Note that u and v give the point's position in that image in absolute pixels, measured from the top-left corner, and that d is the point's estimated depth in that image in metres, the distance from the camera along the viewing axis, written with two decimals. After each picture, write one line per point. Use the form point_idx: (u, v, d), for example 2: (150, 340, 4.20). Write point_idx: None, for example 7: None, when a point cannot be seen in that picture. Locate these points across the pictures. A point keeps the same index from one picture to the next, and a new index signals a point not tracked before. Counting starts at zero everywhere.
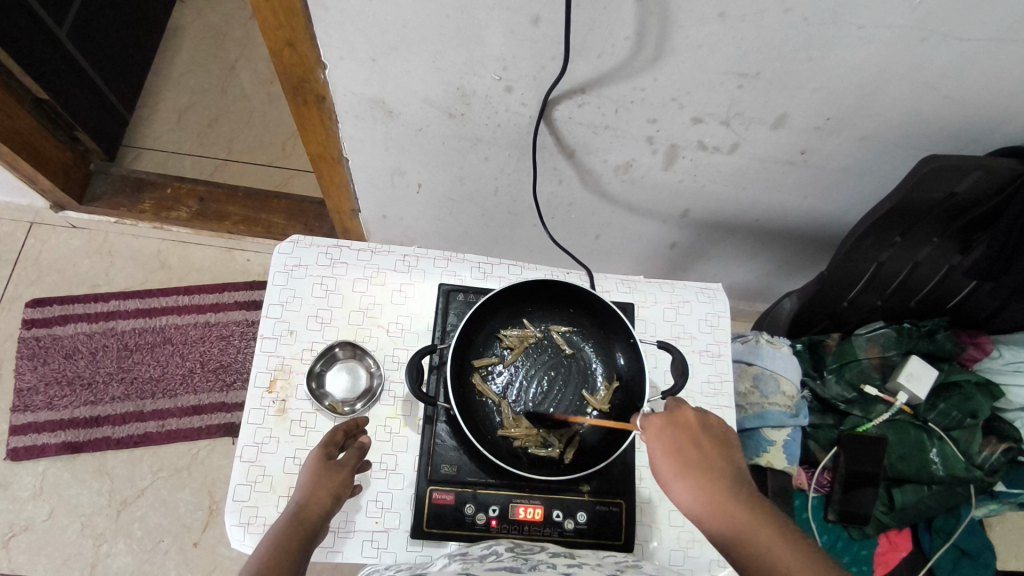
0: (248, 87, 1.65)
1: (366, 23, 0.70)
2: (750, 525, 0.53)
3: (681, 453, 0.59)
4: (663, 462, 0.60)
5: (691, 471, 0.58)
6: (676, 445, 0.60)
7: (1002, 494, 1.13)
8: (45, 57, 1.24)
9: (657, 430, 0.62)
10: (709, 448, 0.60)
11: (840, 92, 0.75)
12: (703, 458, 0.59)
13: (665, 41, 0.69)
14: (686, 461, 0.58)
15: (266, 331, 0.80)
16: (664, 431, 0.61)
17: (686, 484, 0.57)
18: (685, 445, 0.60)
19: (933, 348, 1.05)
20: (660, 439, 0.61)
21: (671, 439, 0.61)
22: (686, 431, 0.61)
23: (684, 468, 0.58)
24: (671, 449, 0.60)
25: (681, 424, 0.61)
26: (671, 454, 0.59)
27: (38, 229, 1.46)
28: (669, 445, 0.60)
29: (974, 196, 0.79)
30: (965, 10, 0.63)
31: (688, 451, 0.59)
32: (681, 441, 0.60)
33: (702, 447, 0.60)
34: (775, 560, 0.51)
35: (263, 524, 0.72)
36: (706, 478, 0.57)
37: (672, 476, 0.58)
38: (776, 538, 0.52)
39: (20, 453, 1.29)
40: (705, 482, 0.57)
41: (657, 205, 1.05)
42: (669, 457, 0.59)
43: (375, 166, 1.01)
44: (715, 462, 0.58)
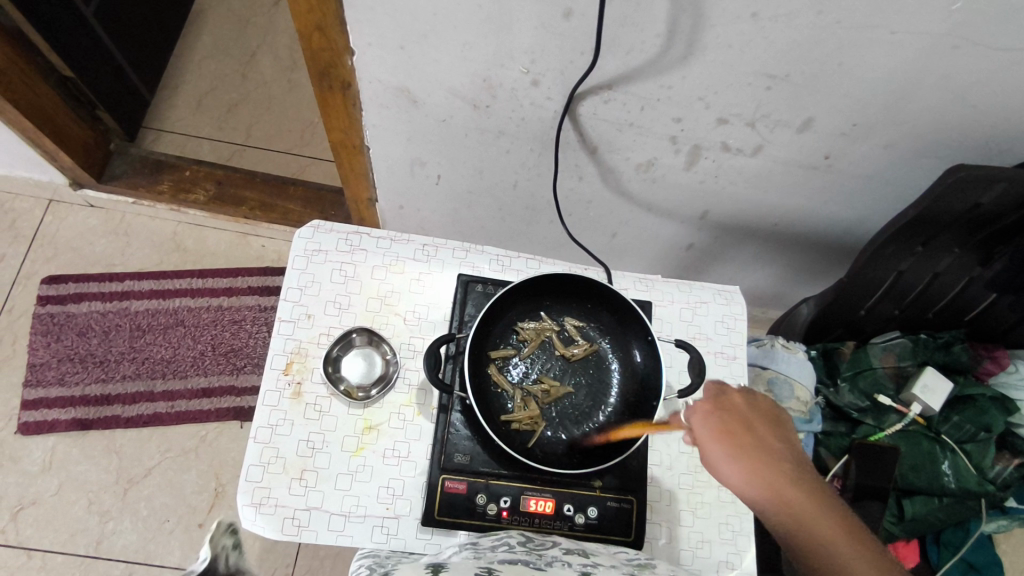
0: (269, 74, 1.66)
1: (396, 11, 0.71)
2: (804, 505, 0.57)
3: (736, 438, 0.61)
4: (715, 446, 0.61)
5: (747, 456, 0.59)
6: (727, 428, 0.61)
7: (1012, 510, 1.12)
8: (72, 35, 1.25)
9: (706, 414, 0.63)
10: (760, 429, 0.62)
11: (868, 98, 0.75)
12: (755, 440, 0.61)
13: (696, 40, 0.69)
14: (741, 447, 0.60)
15: (284, 314, 0.80)
16: (714, 415, 0.63)
17: (741, 467, 0.59)
18: (736, 428, 0.61)
19: (949, 360, 1.05)
20: (712, 424, 0.62)
21: (724, 425, 0.62)
22: (734, 413, 0.63)
23: (739, 452, 0.60)
24: (723, 433, 0.61)
25: (730, 408, 0.63)
26: (724, 438, 0.61)
27: (56, 206, 1.47)
28: (721, 429, 0.61)
29: (998, 208, 0.78)
30: (1000, 18, 0.63)
31: (740, 434, 0.61)
32: (734, 425, 0.61)
33: (752, 428, 0.62)
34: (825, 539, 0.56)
35: (275, 504, 0.72)
36: (761, 462, 0.59)
37: (727, 461, 0.60)
38: (828, 515, 0.57)
39: (30, 428, 1.30)
40: (760, 465, 0.59)
41: (676, 205, 1.04)
42: (722, 441, 0.60)
43: (396, 156, 1.01)
44: (767, 444, 0.61)
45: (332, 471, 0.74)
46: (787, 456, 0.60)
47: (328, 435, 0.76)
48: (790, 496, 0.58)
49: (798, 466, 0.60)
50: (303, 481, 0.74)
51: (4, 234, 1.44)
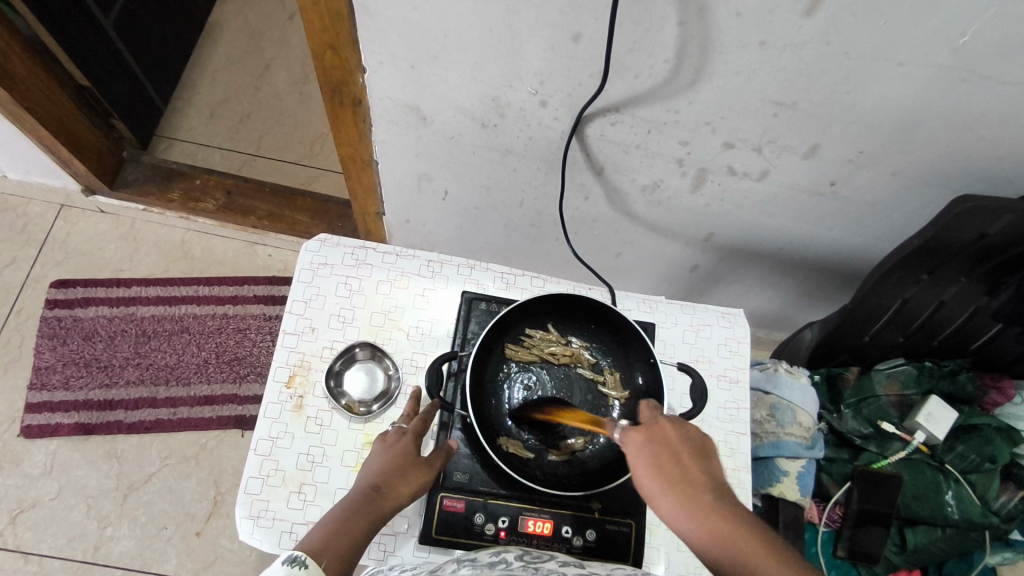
0: (282, 86, 1.68)
1: (408, 31, 0.72)
2: (738, 539, 0.54)
3: (663, 469, 0.59)
4: (648, 479, 0.59)
5: (675, 489, 0.57)
6: (658, 462, 0.59)
7: (1017, 542, 1.11)
8: (90, 45, 1.27)
9: (638, 445, 0.61)
10: (691, 461, 0.59)
11: (875, 127, 0.75)
12: (683, 472, 0.58)
13: (704, 67, 0.70)
14: (671, 479, 0.58)
15: (289, 326, 0.81)
16: (645, 445, 0.61)
17: (669, 497, 0.57)
18: (666, 461, 0.59)
19: (954, 389, 1.04)
20: (645, 457, 0.60)
21: (656, 457, 0.60)
22: (665, 444, 0.60)
23: (667, 482, 0.58)
24: (654, 465, 0.59)
25: (661, 439, 0.61)
26: (656, 471, 0.59)
27: (67, 211, 1.49)
28: (653, 462, 0.59)
29: (1004, 239, 0.78)
30: (1008, 53, 0.63)
31: (669, 466, 0.59)
32: (663, 456, 0.59)
33: (682, 458, 0.59)
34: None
35: (273, 518, 0.72)
36: (691, 496, 0.57)
37: (659, 494, 0.58)
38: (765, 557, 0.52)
39: (34, 431, 1.31)
40: (691, 498, 0.57)
41: (682, 227, 1.05)
42: (652, 472, 0.59)
43: (403, 171, 1.02)
44: (695, 476, 0.58)
45: (331, 485, 0.74)
46: (711, 486, 0.58)
47: (328, 449, 0.76)
48: (721, 528, 0.55)
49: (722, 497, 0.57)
50: (302, 494, 0.74)
51: (15, 238, 1.45)
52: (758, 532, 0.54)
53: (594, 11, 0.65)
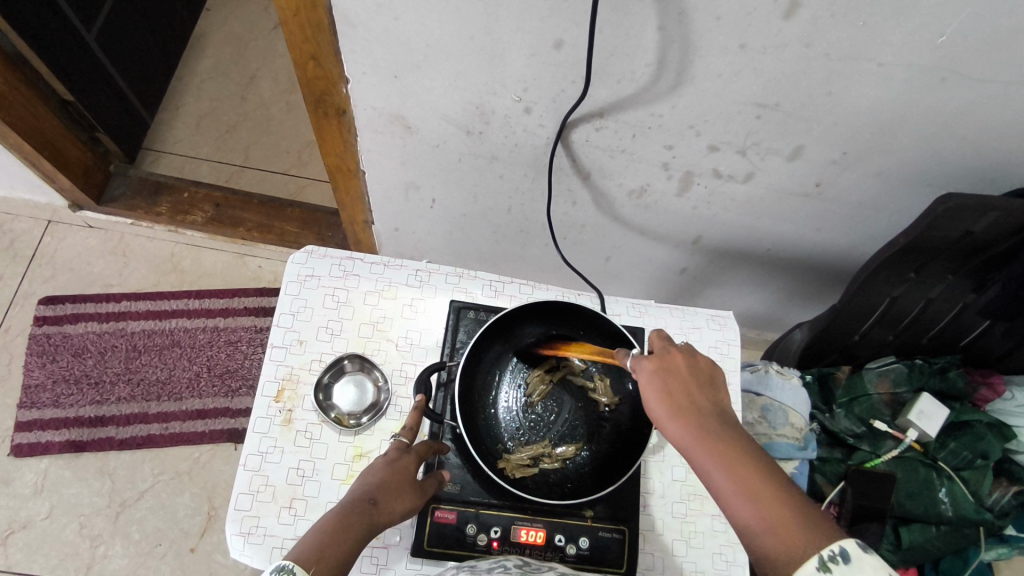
0: (268, 96, 1.68)
1: (390, 40, 0.72)
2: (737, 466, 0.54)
3: (675, 396, 0.58)
4: (658, 405, 0.58)
5: (683, 413, 0.57)
6: (670, 388, 0.59)
7: (1012, 538, 1.11)
8: (73, 60, 1.27)
9: (651, 372, 0.60)
10: (700, 391, 0.59)
11: (857, 128, 0.76)
12: (692, 398, 0.58)
13: (685, 71, 0.70)
14: (680, 404, 0.58)
15: (276, 340, 0.80)
16: (659, 373, 0.60)
17: (676, 423, 0.57)
18: (677, 386, 0.59)
19: (945, 386, 1.05)
20: (655, 383, 0.60)
21: (665, 385, 0.59)
22: (677, 372, 0.60)
23: (676, 406, 0.58)
24: (665, 390, 0.59)
25: (675, 367, 0.60)
26: (665, 398, 0.58)
27: (55, 227, 1.48)
28: (662, 388, 0.59)
29: (990, 235, 0.78)
30: (984, 52, 0.63)
31: (678, 392, 0.59)
32: (674, 385, 0.59)
33: (693, 388, 0.59)
34: (772, 511, 0.51)
35: (264, 534, 0.72)
36: (697, 422, 0.57)
37: (666, 419, 0.57)
38: (766, 483, 0.52)
39: (24, 449, 1.30)
40: (698, 424, 0.56)
41: (670, 230, 1.05)
42: (660, 395, 0.59)
43: (390, 181, 1.02)
44: (707, 403, 0.58)
45: (322, 499, 0.74)
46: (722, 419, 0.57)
47: (318, 463, 0.75)
48: (726, 454, 0.54)
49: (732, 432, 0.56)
50: (293, 510, 0.73)
51: (2, 255, 1.44)
52: (762, 462, 0.54)
53: (573, 18, 0.65)
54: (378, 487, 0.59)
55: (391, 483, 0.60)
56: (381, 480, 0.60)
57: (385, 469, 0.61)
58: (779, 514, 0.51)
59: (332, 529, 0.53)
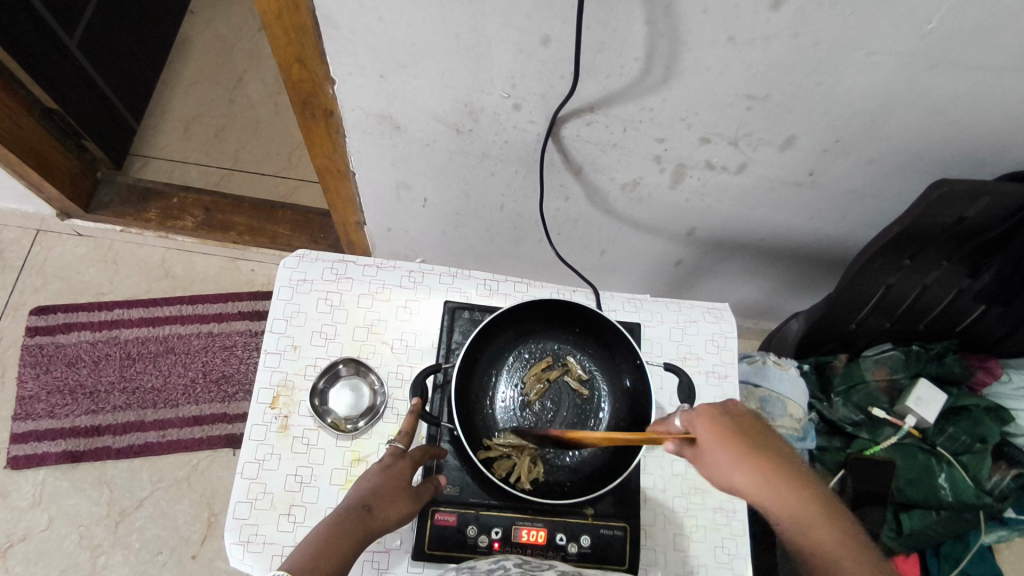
0: (255, 97, 1.66)
1: (375, 41, 0.71)
2: (813, 512, 0.56)
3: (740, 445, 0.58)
4: (723, 457, 0.58)
5: (757, 465, 0.57)
6: (734, 437, 0.58)
7: (1012, 520, 1.12)
8: (55, 66, 1.25)
9: (711, 422, 0.59)
10: (759, 436, 0.59)
11: (849, 116, 0.75)
12: (764, 445, 0.58)
13: (674, 64, 0.69)
14: (755, 456, 0.57)
15: (270, 345, 0.79)
16: (718, 426, 0.59)
17: (747, 475, 0.57)
18: (747, 435, 0.59)
19: (942, 371, 1.05)
20: (717, 432, 0.58)
21: (727, 437, 0.58)
22: (737, 420, 0.60)
23: (750, 458, 0.57)
24: (730, 440, 0.58)
25: (734, 415, 0.60)
26: (732, 446, 0.58)
27: (43, 236, 1.46)
28: (731, 440, 0.58)
29: (983, 221, 0.78)
30: (975, 37, 0.63)
31: (747, 441, 0.58)
32: (736, 433, 0.58)
33: (758, 434, 0.59)
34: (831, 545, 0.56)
35: (263, 542, 0.71)
36: (774, 472, 0.57)
37: (734, 472, 0.57)
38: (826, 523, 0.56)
39: (21, 461, 1.29)
40: (769, 471, 0.57)
41: (664, 223, 1.04)
42: (727, 444, 0.58)
43: (381, 181, 1.01)
44: (777, 448, 0.59)
45: (320, 505, 0.74)
46: (784, 459, 0.58)
47: (316, 469, 0.75)
48: (793, 500, 0.56)
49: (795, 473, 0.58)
50: (292, 517, 0.73)
51: None
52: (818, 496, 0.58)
53: (559, 13, 0.64)
54: (371, 494, 0.59)
55: (384, 489, 0.60)
56: (373, 487, 0.59)
57: (379, 476, 0.61)
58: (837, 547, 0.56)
59: (323, 538, 0.53)
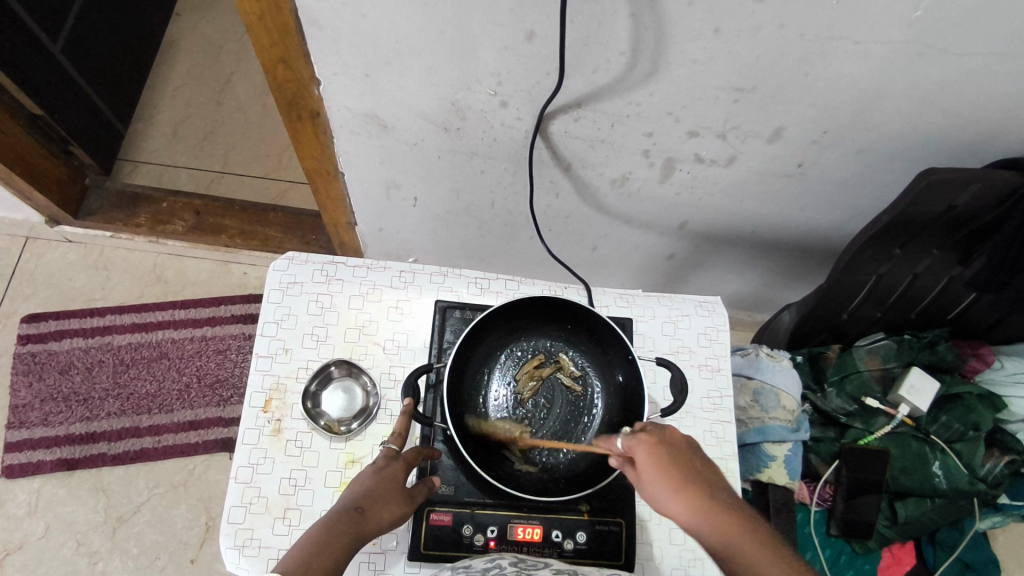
0: (244, 99, 1.65)
1: (359, 40, 0.70)
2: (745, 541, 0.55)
3: (669, 469, 0.59)
4: (654, 482, 0.59)
5: (683, 491, 0.58)
6: (665, 462, 0.60)
7: (1006, 506, 1.12)
8: (40, 72, 1.24)
9: (646, 446, 0.61)
10: (694, 463, 0.60)
11: (836, 107, 0.75)
12: (694, 473, 0.59)
13: (660, 58, 0.69)
14: (682, 480, 0.58)
15: (261, 349, 0.79)
16: (653, 449, 0.61)
17: (676, 499, 0.58)
18: (679, 462, 0.60)
19: (935, 360, 1.05)
20: (649, 457, 0.60)
21: (656, 463, 0.60)
22: (672, 445, 0.61)
23: (678, 484, 0.58)
24: (660, 464, 0.59)
25: (672, 442, 0.61)
26: (661, 470, 0.59)
27: (33, 243, 1.45)
28: (661, 466, 0.59)
29: (972, 209, 0.78)
30: (960, 25, 0.63)
31: (675, 466, 0.59)
32: (668, 458, 0.60)
33: (692, 462, 0.60)
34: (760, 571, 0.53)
35: (259, 546, 0.71)
36: (701, 500, 0.57)
37: (665, 496, 0.58)
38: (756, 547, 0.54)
39: (15, 470, 1.28)
40: (696, 495, 0.58)
41: (655, 217, 1.04)
42: (658, 470, 0.59)
43: (370, 181, 1.01)
44: (706, 475, 0.59)
45: (316, 508, 0.73)
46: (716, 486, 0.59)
47: (311, 471, 0.75)
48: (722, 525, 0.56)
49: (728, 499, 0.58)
50: (287, 520, 0.73)
51: None
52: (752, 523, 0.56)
53: (543, 8, 0.63)
54: (363, 497, 0.58)
55: (377, 491, 0.59)
56: (366, 489, 0.59)
57: (371, 479, 0.61)
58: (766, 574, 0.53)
59: (316, 540, 0.53)
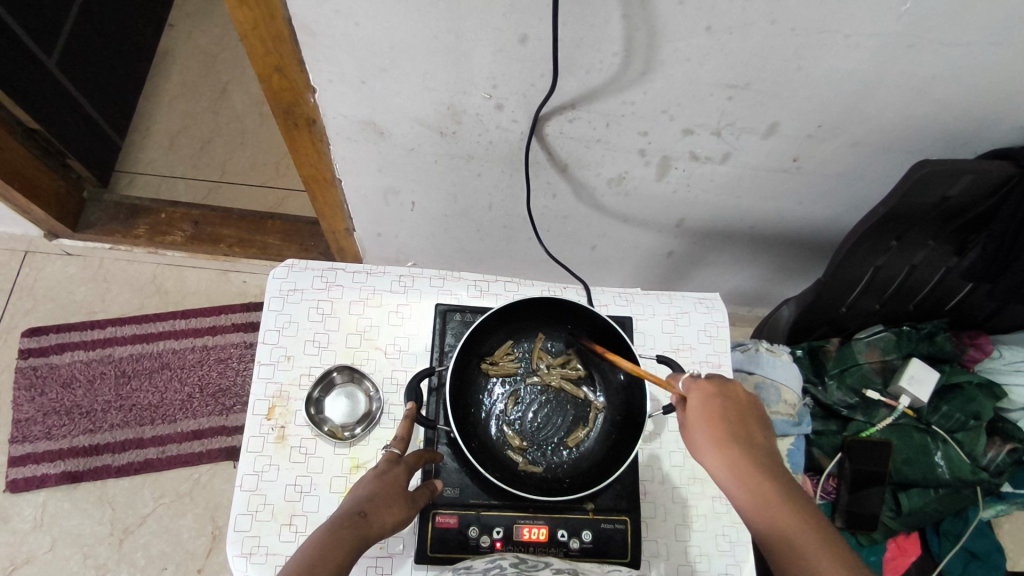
0: (239, 108, 1.65)
1: (354, 47, 0.71)
2: (780, 505, 0.54)
3: (721, 426, 0.58)
4: (701, 433, 0.59)
5: (732, 446, 0.57)
6: (721, 416, 0.59)
7: (1008, 494, 1.14)
8: (36, 86, 1.24)
9: (704, 397, 0.60)
10: (752, 426, 0.59)
11: (829, 101, 0.76)
12: (748, 434, 0.58)
13: (653, 56, 0.69)
14: (730, 439, 0.57)
15: (263, 357, 0.79)
16: (710, 401, 0.60)
17: (720, 454, 0.57)
18: (732, 420, 0.58)
19: (935, 351, 1.06)
20: (703, 409, 0.59)
21: (710, 416, 0.59)
22: (731, 399, 0.60)
23: (726, 442, 0.57)
24: (715, 419, 0.58)
25: (731, 398, 0.60)
26: (714, 424, 0.58)
27: (32, 257, 1.46)
28: (715, 417, 0.59)
29: (967, 199, 0.79)
30: (949, 18, 0.63)
31: (730, 420, 0.58)
32: (725, 414, 0.59)
33: (748, 421, 0.59)
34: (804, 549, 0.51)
35: (266, 553, 0.71)
36: (746, 455, 0.56)
37: (710, 450, 0.57)
38: (806, 526, 0.52)
39: (20, 484, 1.28)
40: (745, 459, 0.56)
41: (652, 215, 1.04)
42: (709, 425, 0.58)
43: (368, 187, 1.01)
44: (759, 441, 0.58)
45: (322, 514, 0.74)
46: (766, 455, 0.57)
47: (315, 477, 0.75)
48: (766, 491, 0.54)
49: (778, 473, 0.56)
50: (293, 527, 0.73)
51: None
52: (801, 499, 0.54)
53: (536, 11, 0.64)
54: (365, 500, 0.58)
55: (377, 495, 0.59)
56: (367, 493, 0.59)
57: (372, 483, 0.60)
58: (811, 552, 0.51)
59: (320, 544, 0.52)
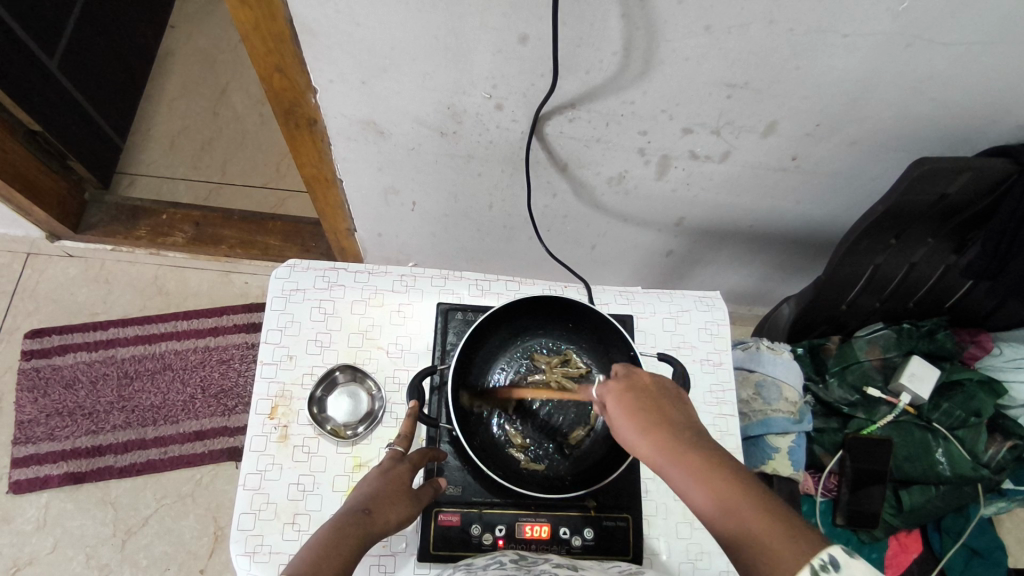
0: (240, 110, 1.66)
1: (354, 48, 0.71)
2: (713, 475, 0.51)
3: (642, 414, 0.57)
4: (626, 427, 0.57)
5: (657, 432, 0.55)
6: (638, 406, 0.58)
7: (1010, 491, 1.14)
8: (37, 88, 1.25)
9: (619, 393, 0.59)
10: (670, 409, 0.58)
11: (828, 99, 0.76)
12: (666, 417, 0.57)
13: (652, 56, 0.69)
14: (653, 424, 0.56)
15: (266, 357, 0.80)
16: (626, 395, 0.59)
17: (647, 441, 0.55)
18: (650, 407, 0.58)
19: (934, 348, 1.06)
20: (621, 404, 0.58)
21: (631, 408, 0.58)
22: (644, 391, 0.59)
23: (649, 429, 0.56)
24: (634, 410, 0.57)
25: (644, 388, 0.60)
26: (633, 415, 0.57)
27: (34, 259, 1.46)
28: (632, 410, 0.57)
29: (965, 196, 0.79)
30: (946, 16, 0.64)
31: (647, 410, 0.57)
32: (643, 403, 0.58)
33: (665, 406, 0.58)
34: (744, 518, 0.48)
35: (269, 552, 0.72)
36: (672, 437, 0.55)
37: (637, 441, 0.56)
38: (743, 492, 0.49)
39: (23, 486, 1.28)
40: (671, 440, 0.54)
41: (652, 214, 1.05)
42: (631, 418, 0.57)
43: (369, 187, 1.01)
44: (683, 423, 0.56)
45: (324, 513, 0.74)
46: (693, 434, 0.55)
47: (318, 476, 0.75)
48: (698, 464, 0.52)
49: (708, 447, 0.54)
50: (296, 526, 0.73)
51: None
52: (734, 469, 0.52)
53: (535, 11, 0.64)
54: (369, 499, 0.59)
55: (381, 494, 0.60)
56: (371, 492, 0.59)
57: (374, 484, 0.61)
58: (752, 521, 0.47)
59: (325, 538, 0.52)
